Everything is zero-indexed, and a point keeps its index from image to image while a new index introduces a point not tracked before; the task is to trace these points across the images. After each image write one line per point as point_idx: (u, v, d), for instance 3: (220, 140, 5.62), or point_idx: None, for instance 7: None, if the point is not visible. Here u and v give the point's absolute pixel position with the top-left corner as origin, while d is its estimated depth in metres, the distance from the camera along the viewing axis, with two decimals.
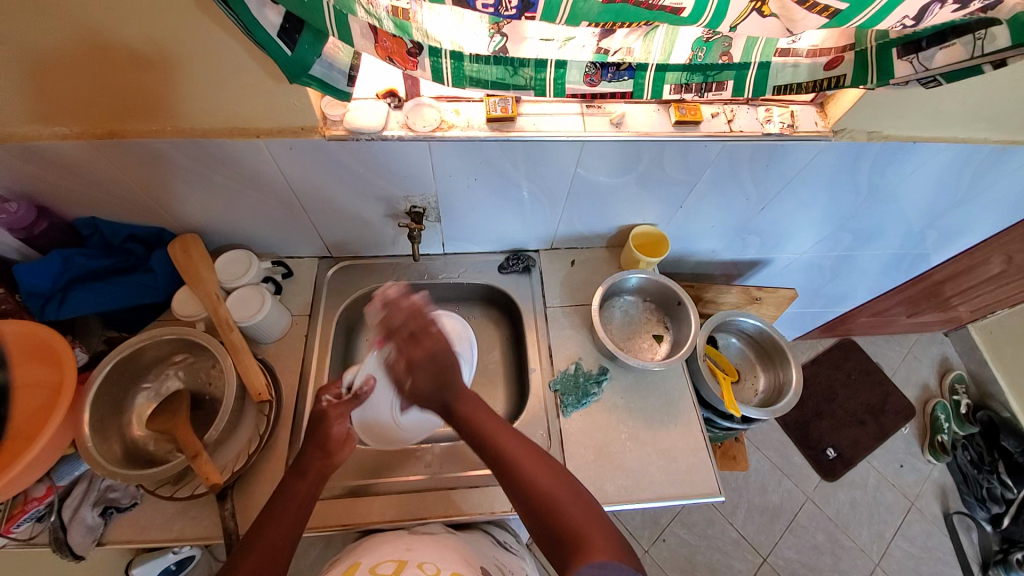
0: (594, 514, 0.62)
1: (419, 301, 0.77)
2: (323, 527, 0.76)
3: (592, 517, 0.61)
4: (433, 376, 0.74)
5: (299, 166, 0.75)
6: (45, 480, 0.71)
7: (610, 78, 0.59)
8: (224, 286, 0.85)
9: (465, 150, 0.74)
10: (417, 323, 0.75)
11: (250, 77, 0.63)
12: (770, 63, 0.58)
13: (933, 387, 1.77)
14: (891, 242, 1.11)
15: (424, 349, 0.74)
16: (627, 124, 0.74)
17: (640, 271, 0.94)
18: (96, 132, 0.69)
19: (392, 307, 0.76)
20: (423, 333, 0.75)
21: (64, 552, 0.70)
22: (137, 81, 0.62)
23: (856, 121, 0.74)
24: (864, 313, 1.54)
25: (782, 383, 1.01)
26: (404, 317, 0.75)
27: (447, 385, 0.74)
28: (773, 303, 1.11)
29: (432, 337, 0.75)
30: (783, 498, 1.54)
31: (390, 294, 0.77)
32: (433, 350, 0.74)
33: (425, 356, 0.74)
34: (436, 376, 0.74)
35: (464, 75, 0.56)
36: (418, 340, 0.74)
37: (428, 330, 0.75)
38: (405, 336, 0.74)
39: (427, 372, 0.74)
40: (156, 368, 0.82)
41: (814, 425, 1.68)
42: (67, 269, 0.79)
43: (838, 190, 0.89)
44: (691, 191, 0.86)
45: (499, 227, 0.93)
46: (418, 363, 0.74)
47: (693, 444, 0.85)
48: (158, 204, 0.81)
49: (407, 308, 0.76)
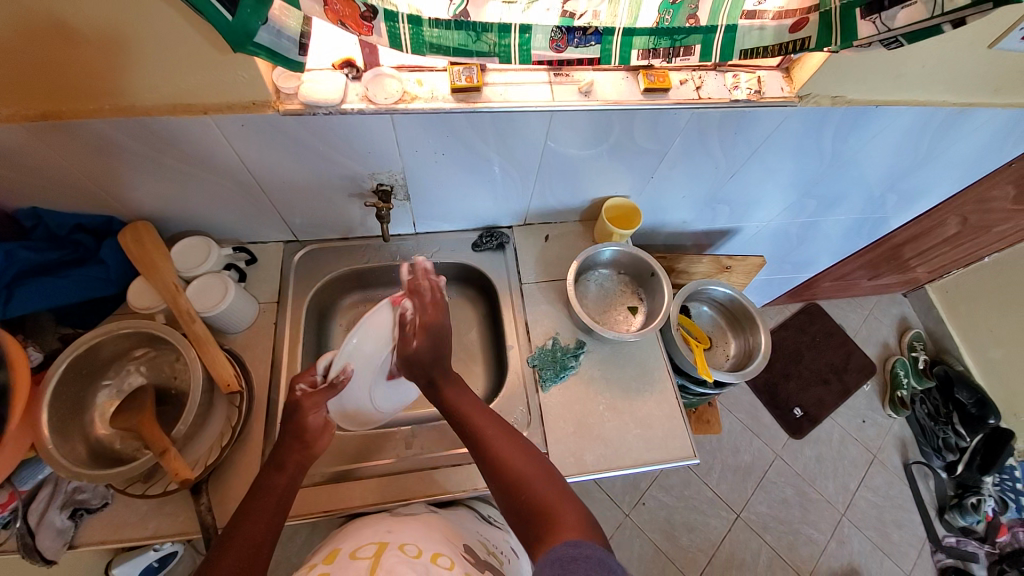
0: (565, 491, 0.63)
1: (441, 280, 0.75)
2: (305, 516, 0.75)
3: (561, 493, 0.62)
4: (433, 342, 0.73)
5: (253, 144, 0.71)
6: (5, 487, 0.69)
7: (577, 43, 0.56)
8: (182, 276, 0.81)
9: (430, 123, 0.71)
10: (425, 296, 0.74)
11: (194, 47, 0.58)
12: (737, 26, 0.57)
13: (893, 345, 1.86)
14: (854, 207, 1.14)
15: (438, 313, 0.74)
16: (596, 92, 0.72)
17: (614, 244, 0.94)
18: (28, 114, 0.63)
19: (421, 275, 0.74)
20: (438, 298, 0.74)
21: (34, 558, 0.67)
22: (68, 54, 0.57)
23: (821, 85, 0.74)
24: (829, 277, 1.59)
25: (752, 347, 1.03)
26: (428, 285, 0.74)
27: (445, 355, 0.74)
28: (743, 271, 1.13)
29: (436, 309, 0.74)
30: (755, 456, 1.61)
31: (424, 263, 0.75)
32: (440, 324, 0.73)
33: (434, 323, 0.73)
34: (437, 342, 0.73)
35: (423, 41, 0.53)
36: (436, 309, 0.74)
37: (434, 304, 0.74)
38: (426, 298, 0.73)
39: (430, 337, 0.72)
40: (117, 365, 0.78)
41: (783, 387, 1.75)
42: (12, 263, 0.72)
43: (804, 157, 0.90)
44: (661, 161, 0.86)
45: (469, 204, 0.91)
46: (428, 326, 0.72)
47: (669, 411, 0.87)
48: (105, 190, 0.76)
49: (430, 288, 0.74)
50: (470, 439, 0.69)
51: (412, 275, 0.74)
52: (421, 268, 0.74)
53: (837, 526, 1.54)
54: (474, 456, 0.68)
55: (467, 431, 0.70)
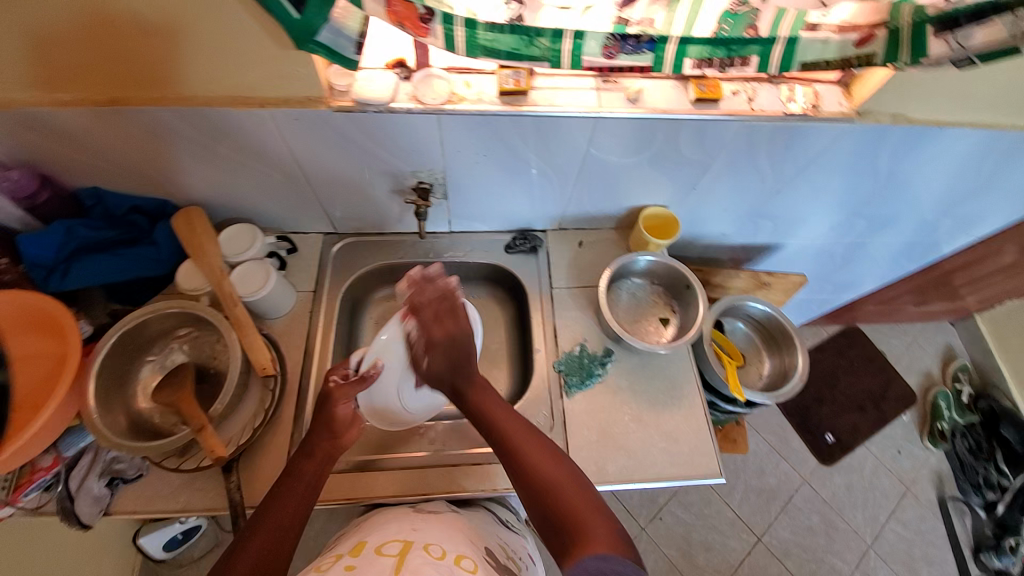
0: (594, 500, 0.63)
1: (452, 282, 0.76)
2: (328, 501, 0.77)
3: (590, 502, 0.62)
4: (448, 358, 0.74)
5: (304, 139, 0.73)
6: (51, 451, 0.72)
7: (629, 50, 0.55)
8: (227, 260, 0.84)
9: (475, 124, 0.71)
10: (442, 305, 0.75)
11: (256, 43, 0.60)
12: (798, 39, 0.55)
13: (934, 375, 1.77)
14: (904, 230, 1.09)
15: (445, 329, 0.74)
16: (643, 100, 0.71)
17: (650, 253, 0.92)
18: (95, 99, 0.67)
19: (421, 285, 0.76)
20: (446, 314, 0.75)
21: (72, 521, 0.71)
22: (137, 45, 0.60)
23: (881, 103, 0.73)
24: (870, 301, 1.53)
25: (787, 368, 1.00)
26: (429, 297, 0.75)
27: (460, 365, 0.74)
28: (781, 288, 1.10)
29: (449, 321, 0.75)
30: (779, 480, 1.56)
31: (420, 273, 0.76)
32: (451, 333, 0.74)
33: (443, 336, 0.74)
34: (452, 358, 0.74)
35: (477, 44, 0.53)
36: (449, 318, 0.75)
37: (455, 313, 0.75)
38: (427, 317, 0.74)
39: (443, 352, 0.74)
40: (160, 342, 0.82)
41: (814, 411, 1.69)
42: (72, 239, 0.77)
43: (855, 175, 0.87)
44: (705, 173, 0.84)
45: (506, 205, 0.92)
46: (437, 343, 0.74)
47: (696, 426, 0.85)
48: (160, 174, 0.79)
49: (439, 288, 0.76)
50: (498, 442, 0.69)
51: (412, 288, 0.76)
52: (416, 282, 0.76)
53: (863, 559, 1.48)
54: (502, 459, 0.68)
55: (495, 434, 0.70)
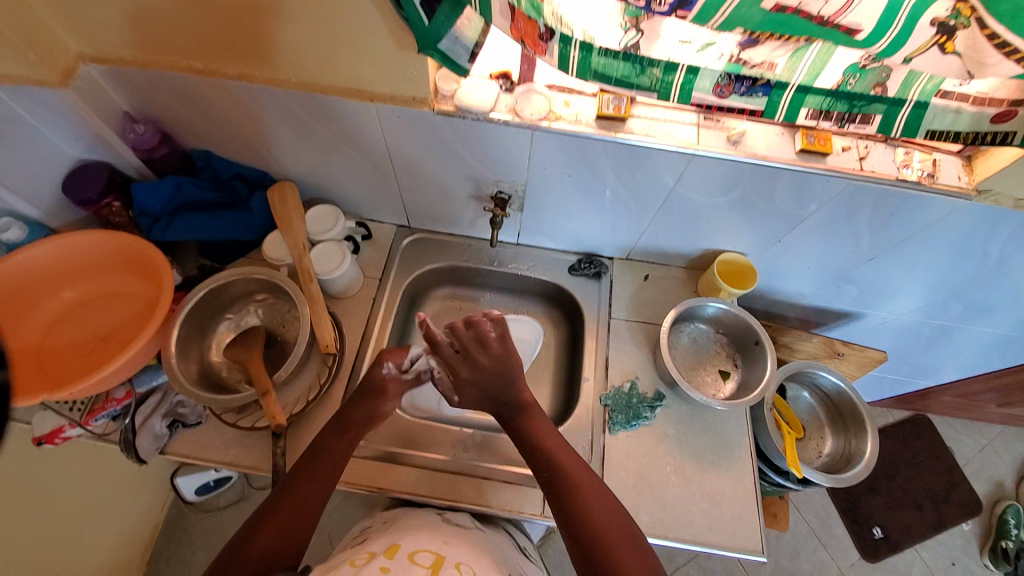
0: (642, 552, 0.59)
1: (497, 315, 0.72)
2: (358, 487, 0.78)
3: (638, 552, 0.59)
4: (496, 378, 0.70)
5: (400, 134, 0.77)
6: (125, 384, 0.79)
7: (742, 91, 0.55)
8: (310, 237, 0.89)
9: (568, 144, 0.72)
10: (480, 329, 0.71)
11: (377, 41, 0.64)
12: (927, 104, 0.51)
13: (1008, 488, 1.58)
14: (1005, 323, 0.99)
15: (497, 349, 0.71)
16: (745, 143, 0.69)
17: (720, 301, 0.89)
18: (225, 72, 0.73)
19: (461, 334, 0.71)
20: (489, 334, 0.71)
21: (131, 453, 0.76)
22: (271, 28, 0.65)
23: (1006, 185, 0.66)
24: (949, 391, 1.39)
25: (852, 452, 0.92)
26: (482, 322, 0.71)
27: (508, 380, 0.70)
28: (856, 362, 1.02)
29: (498, 344, 0.71)
30: (814, 567, 1.43)
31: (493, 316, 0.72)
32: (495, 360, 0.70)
33: (494, 356, 0.70)
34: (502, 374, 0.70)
35: (589, 67, 0.54)
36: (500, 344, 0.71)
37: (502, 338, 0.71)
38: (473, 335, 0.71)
39: (485, 373, 0.70)
40: (239, 303, 0.87)
41: (866, 500, 1.54)
42: (178, 194, 0.85)
43: (964, 257, 0.80)
44: (796, 227, 0.80)
45: (579, 227, 0.91)
46: (480, 367, 0.70)
47: (742, 494, 0.80)
48: (264, 148, 0.85)
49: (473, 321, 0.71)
50: (545, 467, 0.66)
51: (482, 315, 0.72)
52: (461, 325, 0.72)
53: None
54: (546, 485, 0.66)
55: (543, 458, 0.67)
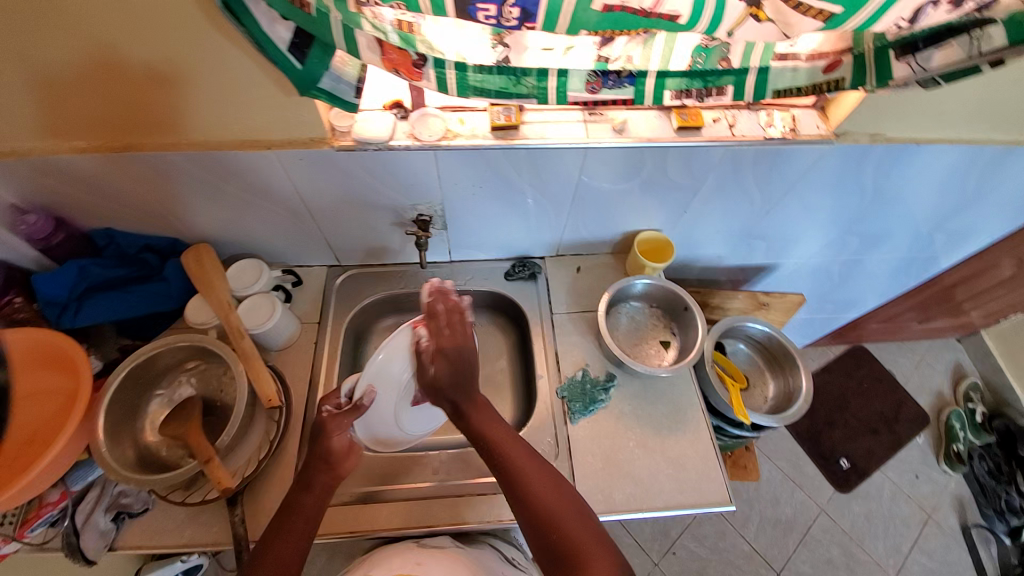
0: (598, 533, 0.64)
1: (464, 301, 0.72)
2: (332, 535, 0.76)
3: (594, 534, 0.63)
4: (456, 366, 0.69)
5: (307, 176, 0.77)
6: (58, 485, 0.73)
7: (611, 85, 0.59)
8: (235, 295, 0.87)
9: (470, 158, 0.75)
10: (456, 319, 0.71)
11: (261, 89, 0.65)
12: (768, 68, 0.58)
13: (946, 395, 1.74)
14: (897, 246, 1.10)
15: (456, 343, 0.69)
16: (629, 130, 0.75)
17: (646, 277, 0.94)
18: (113, 146, 0.71)
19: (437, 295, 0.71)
20: (463, 327, 0.71)
21: (76, 557, 0.71)
22: (152, 94, 0.65)
23: (858, 124, 0.75)
24: (874, 318, 1.52)
25: (791, 390, 0.99)
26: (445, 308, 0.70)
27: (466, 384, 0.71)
28: (781, 308, 1.10)
29: (456, 331, 0.70)
30: (796, 510, 1.51)
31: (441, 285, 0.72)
32: (461, 348, 0.70)
33: (452, 348, 0.69)
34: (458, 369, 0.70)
35: (467, 85, 0.57)
36: (455, 333, 0.70)
37: (461, 330, 0.70)
38: (440, 325, 0.69)
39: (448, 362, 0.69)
40: (170, 375, 0.84)
41: (827, 435, 1.65)
42: (83, 278, 0.81)
43: (843, 195, 0.90)
44: (695, 196, 0.87)
45: (504, 234, 0.94)
46: (444, 352, 0.69)
47: (702, 452, 0.85)
48: (171, 215, 0.83)
49: (450, 308, 0.71)
50: (499, 468, 0.69)
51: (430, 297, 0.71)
52: (438, 289, 0.72)
53: None
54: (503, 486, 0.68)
55: (495, 460, 0.69)
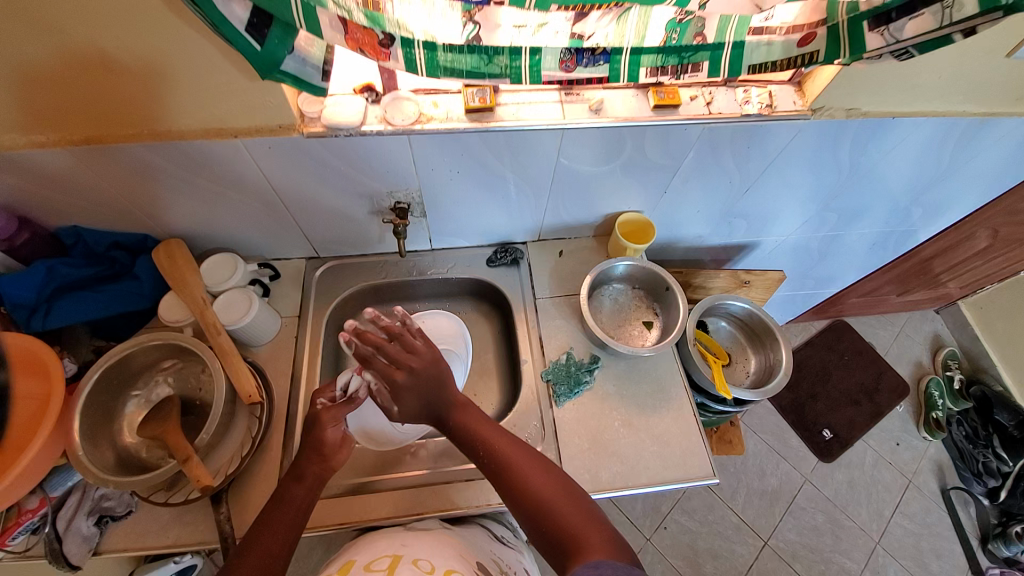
0: (591, 513, 0.63)
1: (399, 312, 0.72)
2: (321, 527, 0.76)
3: (589, 516, 0.62)
4: (418, 396, 0.69)
5: (278, 165, 0.75)
6: (37, 492, 0.71)
7: (586, 63, 0.58)
8: (210, 290, 0.84)
9: (445, 142, 0.73)
10: (395, 343, 0.70)
11: (224, 75, 0.62)
12: (744, 42, 0.58)
13: (926, 364, 1.79)
14: (876, 220, 1.11)
15: (409, 368, 0.69)
16: (606, 110, 0.74)
17: (628, 259, 0.94)
18: (73, 139, 0.68)
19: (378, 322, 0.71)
20: (407, 337, 0.71)
21: (60, 563, 0.69)
22: (109, 83, 0.61)
23: (834, 98, 0.75)
24: (855, 293, 1.55)
25: (772, 364, 1.01)
26: (388, 326, 0.70)
27: (436, 398, 0.70)
28: (762, 286, 1.12)
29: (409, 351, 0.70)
30: (782, 480, 1.55)
31: (362, 317, 0.69)
32: (414, 371, 0.69)
33: (417, 365, 0.69)
34: (423, 394, 0.69)
35: (438, 65, 0.56)
36: (415, 351, 0.70)
37: (409, 346, 0.70)
38: (387, 360, 0.69)
39: (412, 389, 0.69)
40: (146, 375, 0.82)
41: (810, 407, 1.69)
42: (52, 279, 0.78)
43: (822, 171, 0.90)
44: (675, 176, 0.86)
45: (484, 220, 0.93)
46: (406, 379, 0.68)
47: (686, 428, 0.86)
48: (140, 210, 0.80)
49: (386, 326, 0.70)
50: (490, 465, 0.68)
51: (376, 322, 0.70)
52: (355, 331, 0.68)
53: (872, 555, 1.46)
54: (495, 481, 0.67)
55: (485, 458, 0.68)
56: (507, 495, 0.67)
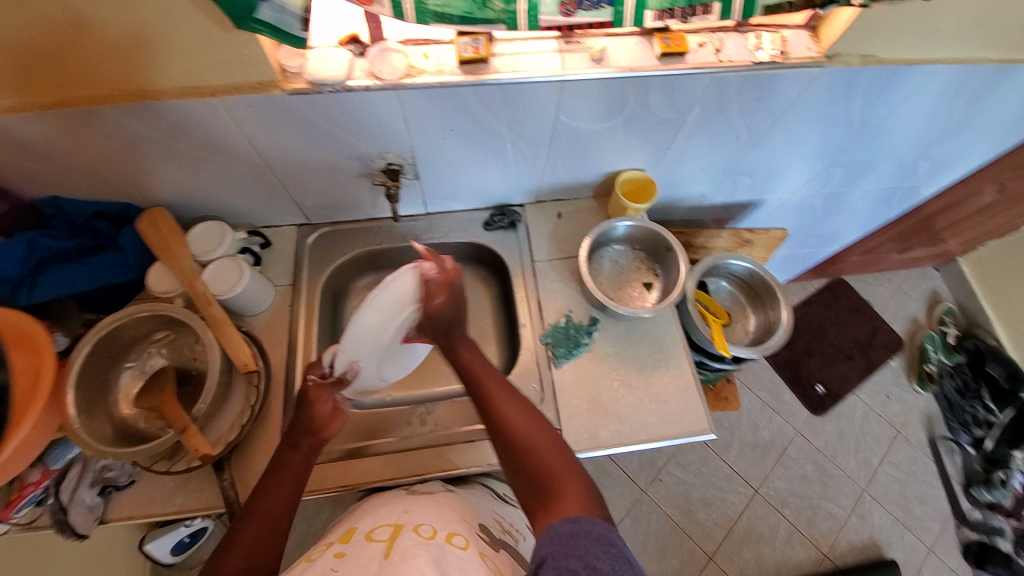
0: (571, 464, 0.62)
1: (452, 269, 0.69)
2: (324, 490, 0.77)
3: (568, 466, 0.62)
4: (454, 303, 0.69)
5: (261, 127, 0.71)
6: (38, 465, 0.71)
7: (587, 6, 0.54)
8: (198, 259, 0.82)
9: (437, 98, 0.69)
10: (442, 275, 0.69)
11: (195, 25, 0.57)
12: None
13: (921, 321, 1.80)
14: (883, 176, 1.08)
15: (446, 279, 0.69)
16: (608, 60, 0.69)
17: (628, 219, 0.91)
18: (41, 103, 0.63)
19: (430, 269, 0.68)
20: (455, 289, 0.69)
21: (67, 532, 0.70)
22: (71, 38, 0.56)
23: (849, 44, 0.70)
24: (856, 251, 1.53)
25: (772, 323, 1.01)
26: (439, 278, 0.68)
27: (461, 321, 0.70)
28: (764, 245, 1.09)
29: (448, 276, 0.69)
30: (774, 434, 1.59)
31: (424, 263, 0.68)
32: (455, 290, 0.69)
33: (450, 283, 0.69)
34: (456, 303, 0.69)
35: (427, 10, 0.51)
36: (453, 273, 0.70)
37: (449, 267, 0.70)
38: (433, 280, 0.68)
39: (451, 297, 0.69)
40: (138, 347, 0.80)
41: (805, 364, 1.71)
42: (34, 251, 0.75)
43: (831, 125, 0.86)
44: (679, 131, 0.82)
45: (481, 181, 0.90)
46: (450, 288, 0.69)
47: (685, 387, 0.86)
48: (118, 177, 0.76)
49: (445, 278, 0.69)
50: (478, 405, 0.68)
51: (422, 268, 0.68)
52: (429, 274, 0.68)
53: (858, 501, 1.52)
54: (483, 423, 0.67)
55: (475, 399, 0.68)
56: (491, 437, 0.67)
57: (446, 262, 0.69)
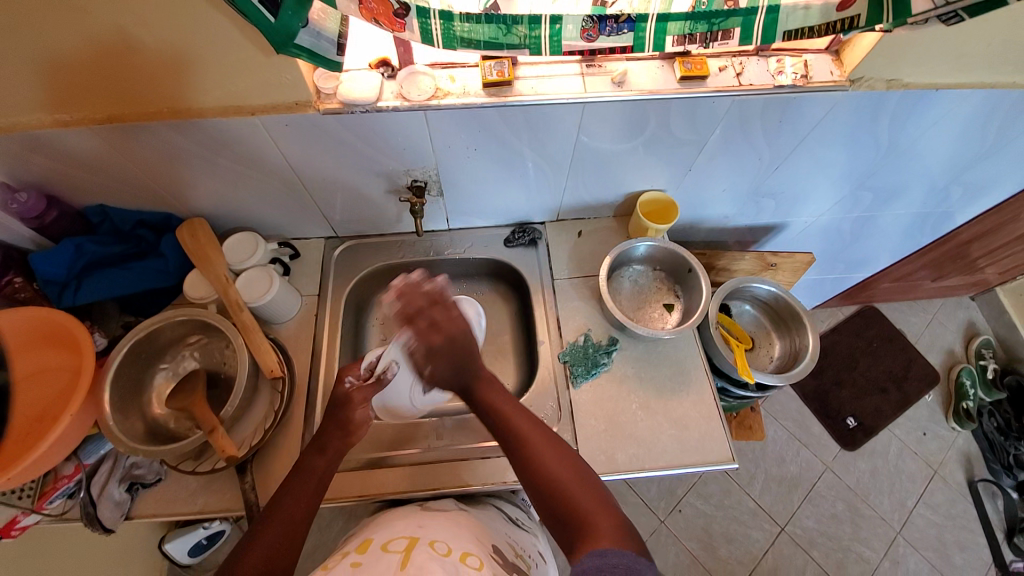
0: (602, 498, 0.61)
1: (437, 283, 0.70)
2: (341, 499, 0.78)
3: (598, 499, 0.61)
4: (451, 362, 0.68)
5: (296, 144, 0.75)
6: (71, 459, 0.74)
7: (609, 32, 0.55)
8: (232, 268, 0.86)
9: (463, 118, 0.72)
10: (436, 309, 0.69)
11: (239, 49, 0.61)
12: (779, 7, 0.54)
13: (958, 352, 1.72)
14: (913, 201, 1.06)
15: (444, 335, 0.68)
16: (629, 82, 0.71)
17: (649, 239, 0.92)
18: (95, 118, 0.69)
19: (409, 294, 0.69)
20: (441, 315, 0.68)
21: (95, 526, 0.73)
22: (126, 60, 0.61)
23: (874, 68, 0.70)
24: (887, 278, 1.49)
25: (798, 349, 0.98)
26: (423, 303, 0.68)
27: (465, 369, 0.70)
28: (789, 269, 1.08)
29: (447, 326, 0.69)
30: (802, 468, 1.53)
31: (406, 279, 0.69)
32: (450, 337, 0.68)
33: (442, 344, 0.68)
34: (455, 361, 0.69)
35: (454, 36, 0.54)
36: (446, 322, 0.69)
37: (448, 313, 0.69)
38: (422, 326, 0.67)
39: (446, 360, 0.68)
40: (173, 350, 0.84)
41: (835, 395, 1.65)
42: (80, 256, 0.80)
43: (857, 148, 0.86)
44: (700, 153, 0.83)
45: (503, 199, 0.92)
46: (440, 353, 0.68)
47: (706, 412, 0.84)
48: (162, 189, 0.81)
49: (429, 292, 0.69)
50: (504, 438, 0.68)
51: (406, 288, 0.69)
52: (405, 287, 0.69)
53: (893, 544, 1.44)
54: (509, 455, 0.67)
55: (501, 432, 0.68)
56: (519, 471, 0.66)
57: (431, 282, 0.70)
